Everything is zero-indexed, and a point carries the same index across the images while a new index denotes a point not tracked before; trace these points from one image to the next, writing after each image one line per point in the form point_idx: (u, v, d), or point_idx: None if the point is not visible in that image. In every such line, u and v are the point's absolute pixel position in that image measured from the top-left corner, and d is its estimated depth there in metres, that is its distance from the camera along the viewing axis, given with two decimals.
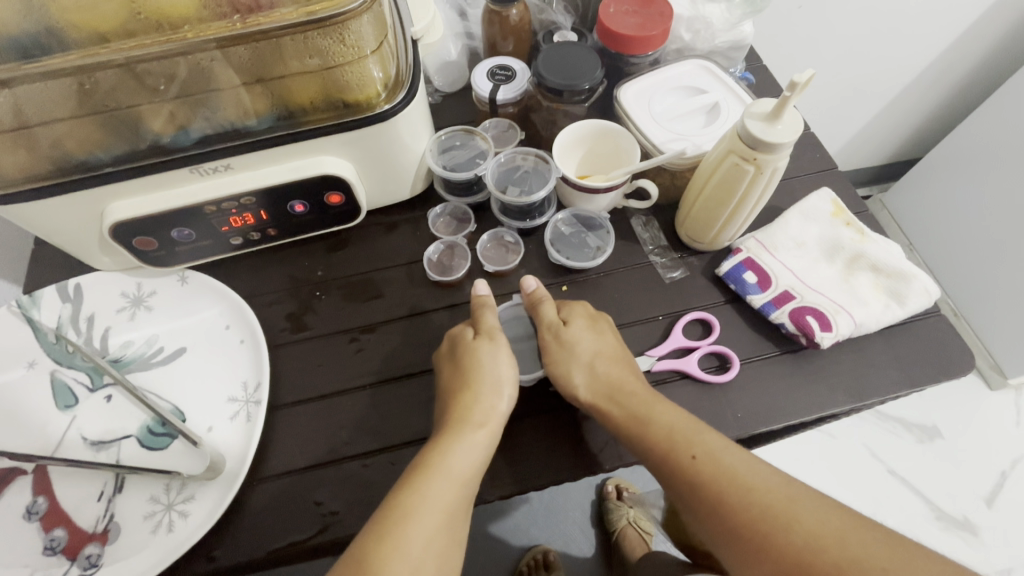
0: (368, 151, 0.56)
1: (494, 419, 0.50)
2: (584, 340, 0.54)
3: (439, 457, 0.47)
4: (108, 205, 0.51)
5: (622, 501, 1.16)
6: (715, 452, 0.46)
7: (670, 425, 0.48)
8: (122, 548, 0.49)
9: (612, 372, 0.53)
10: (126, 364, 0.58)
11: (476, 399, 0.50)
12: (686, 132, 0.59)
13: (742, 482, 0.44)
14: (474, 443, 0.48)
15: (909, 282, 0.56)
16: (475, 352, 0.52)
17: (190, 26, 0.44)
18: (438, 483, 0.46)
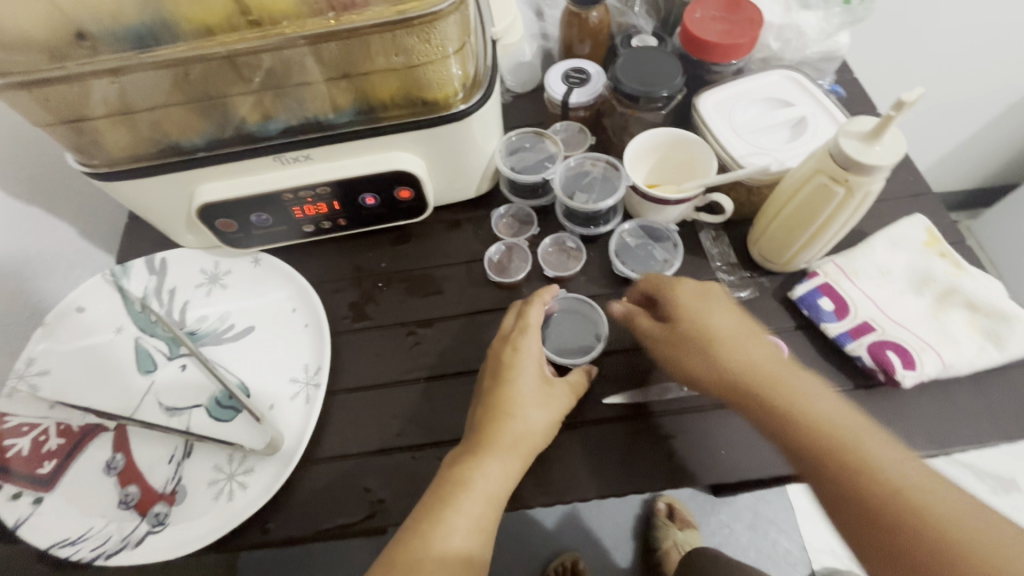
0: (440, 148, 0.57)
1: (531, 443, 0.49)
2: (698, 317, 0.49)
3: (473, 475, 0.46)
4: (197, 186, 0.55)
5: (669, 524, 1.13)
6: (834, 419, 0.42)
7: (804, 400, 0.43)
8: (186, 511, 0.52)
9: (721, 334, 0.49)
10: (200, 337, 0.62)
11: (520, 427, 0.48)
12: (768, 146, 0.56)
13: (859, 448, 0.40)
14: (511, 469, 0.47)
15: (1011, 324, 0.51)
16: (516, 362, 0.51)
17: (287, 21, 0.43)
18: (473, 503, 0.45)
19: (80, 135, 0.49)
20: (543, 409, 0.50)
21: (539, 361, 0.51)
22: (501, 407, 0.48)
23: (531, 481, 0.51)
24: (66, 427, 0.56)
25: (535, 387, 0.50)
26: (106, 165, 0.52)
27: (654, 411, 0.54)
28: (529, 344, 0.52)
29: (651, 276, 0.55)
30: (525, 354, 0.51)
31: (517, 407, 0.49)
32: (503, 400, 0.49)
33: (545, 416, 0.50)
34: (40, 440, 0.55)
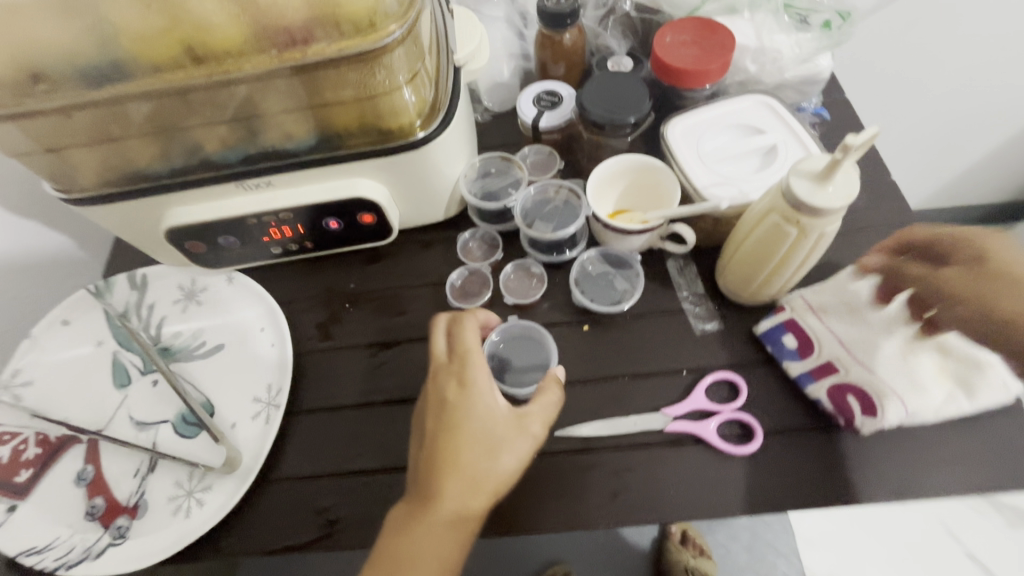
0: (401, 175, 0.57)
1: (485, 492, 0.46)
2: (1010, 256, 0.41)
3: (419, 537, 0.44)
4: (166, 212, 0.56)
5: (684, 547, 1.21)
6: (1006, 259, 0.41)
7: (1012, 261, 0.41)
8: (146, 525, 0.54)
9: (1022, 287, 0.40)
10: (173, 353, 0.64)
11: (466, 481, 0.45)
12: (733, 177, 0.55)
13: (1018, 278, 0.40)
14: (459, 530, 0.45)
15: (984, 373, 0.48)
16: (458, 406, 0.47)
17: (231, 58, 0.44)
18: (421, 567, 0.44)
19: (54, 164, 0.52)
20: (498, 453, 0.47)
21: (484, 401, 0.48)
22: (446, 459, 0.46)
23: None
24: (44, 437, 0.59)
25: (483, 433, 0.47)
26: (76, 193, 0.54)
27: (606, 444, 0.53)
28: (475, 380, 0.48)
29: (909, 231, 0.48)
30: (470, 396, 0.47)
31: (463, 460, 0.46)
32: (447, 453, 0.46)
33: (499, 462, 0.47)
34: (19, 448, 0.58)
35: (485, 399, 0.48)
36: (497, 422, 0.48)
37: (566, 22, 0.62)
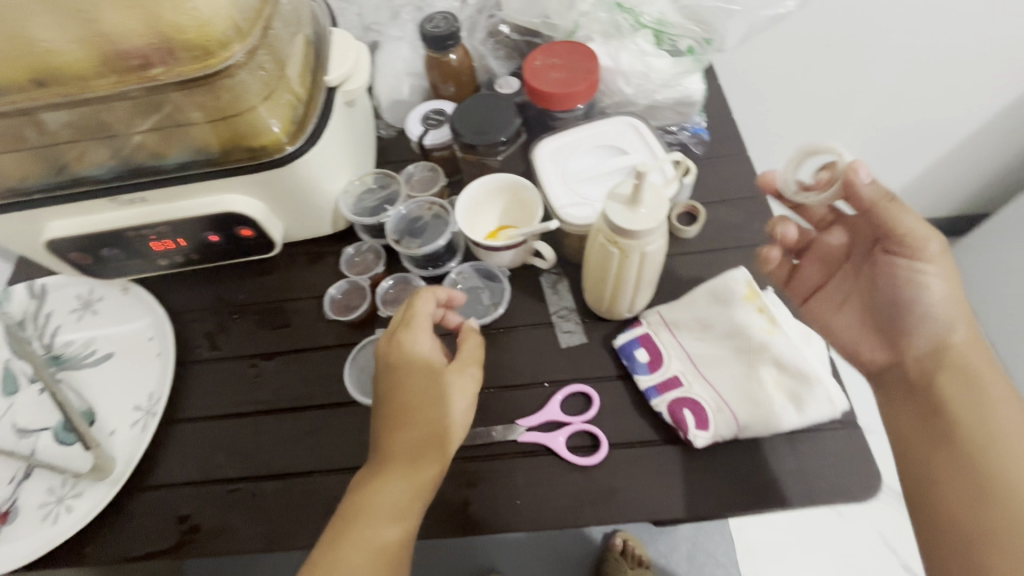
0: (275, 191, 0.59)
1: (442, 445, 0.48)
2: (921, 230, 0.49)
3: (373, 496, 0.45)
4: (44, 225, 0.58)
5: (625, 558, 1.20)
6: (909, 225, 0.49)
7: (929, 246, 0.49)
8: (15, 531, 0.55)
9: (938, 286, 0.49)
10: (64, 361, 0.66)
11: (424, 434, 0.47)
12: (592, 196, 0.57)
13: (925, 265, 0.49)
14: (417, 483, 0.46)
15: (812, 387, 0.51)
16: (410, 364, 0.49)
17: (76, 82, 0.48)
18: (375, 525, 0.44)
19: None
20: (449, 404, 0.49)
21: (434, 357, 0.50)
22: (402, 416, 0.48)
23: None
24: None
25: (434, 387, 0.49)
26: None
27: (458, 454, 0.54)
28: (423, 337, 0.50)
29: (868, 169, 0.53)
30: (421, 354, 0.49)
31: (419, 413, 0.48)
32: (405, 408, 0.48)
33: (450, 413, 0.49)
34: None
35: (431, 353, 0.50)
36: (444, 376, 0.50)
37: (448, 43, 0.64)
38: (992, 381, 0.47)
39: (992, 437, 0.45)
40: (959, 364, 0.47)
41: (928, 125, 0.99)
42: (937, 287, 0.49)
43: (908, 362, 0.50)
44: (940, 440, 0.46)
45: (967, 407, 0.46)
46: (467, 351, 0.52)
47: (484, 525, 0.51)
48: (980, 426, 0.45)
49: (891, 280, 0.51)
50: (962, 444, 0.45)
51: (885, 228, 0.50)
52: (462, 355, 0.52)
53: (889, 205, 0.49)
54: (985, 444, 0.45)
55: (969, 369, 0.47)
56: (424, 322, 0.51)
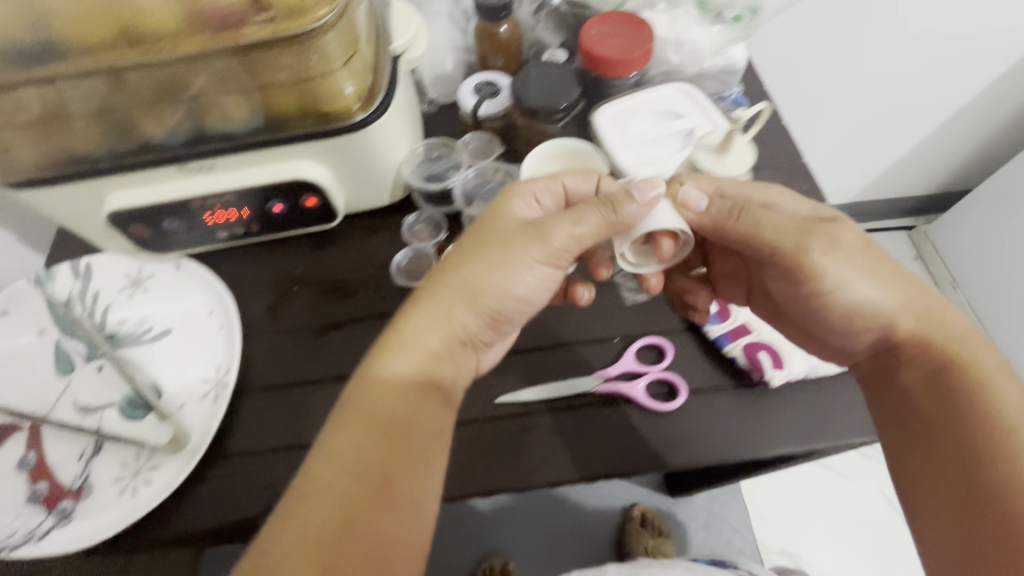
0: (344, 158, 0.59)
1: (437, 347, 0.48)
2: (831, 260, 0.49)
3: (365, 387, 0.46)
4: (107, 195, 0.57)
5: (644, 529, 1.27)
6: (836, 248, 0.49)
7: (839, 262, 0.49)
8: (92, 506, 0.55)
9: (871, 293, 0.49)
10: (119, 339, 0.64)
11: (419, 338, 0.48)
12: (656, 157, 0.59)
13: (856, 260, 0.49)
14: (409, 386, 0.46)
15: None
16: (465, 266, 0.50)
17: (166, 40, 0.49)
18: (371, 420, 0.44)
19: None
20: (492, 280, 0.49)
21: (476, 265, 0.50)
22: (415, 310, 0.49)
23: None
24: None
25: (467, 264, 0.50)
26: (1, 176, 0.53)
27: (542, 407, 0.56)
28: (509, 212, 0.52)
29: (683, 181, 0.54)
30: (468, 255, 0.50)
31: (426, 303, 0.49)
32: (419, 299, 0.49)
33: (491, 294, 0.49)
34: None
35: (510, 224, 0.51)
36: (505, 247, 0.50)
37: (501, 15, 0.65)
38: (995, 371, 0.45)
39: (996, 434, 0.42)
40: (929, 363, 0.47)
41: (926, 104, 1.05)
42: (878, 296, 0.49)
43: (871, 374, 0.52)
44: (916, 449, 0.46)
45: (966, 408, 0.44)
46: (546, 228, 0.49)
47: (574, 470, 0.53)
48: (989, 432, 0.42)
49: (821, 309, 0.51)
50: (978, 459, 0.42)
51: (749, 239, 0.52)
52: (545, 226, 0.50)
53: (741, 217, 0.51)
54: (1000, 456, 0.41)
55: (945, 363, 0.46)
56: (509, 204, 0.52)
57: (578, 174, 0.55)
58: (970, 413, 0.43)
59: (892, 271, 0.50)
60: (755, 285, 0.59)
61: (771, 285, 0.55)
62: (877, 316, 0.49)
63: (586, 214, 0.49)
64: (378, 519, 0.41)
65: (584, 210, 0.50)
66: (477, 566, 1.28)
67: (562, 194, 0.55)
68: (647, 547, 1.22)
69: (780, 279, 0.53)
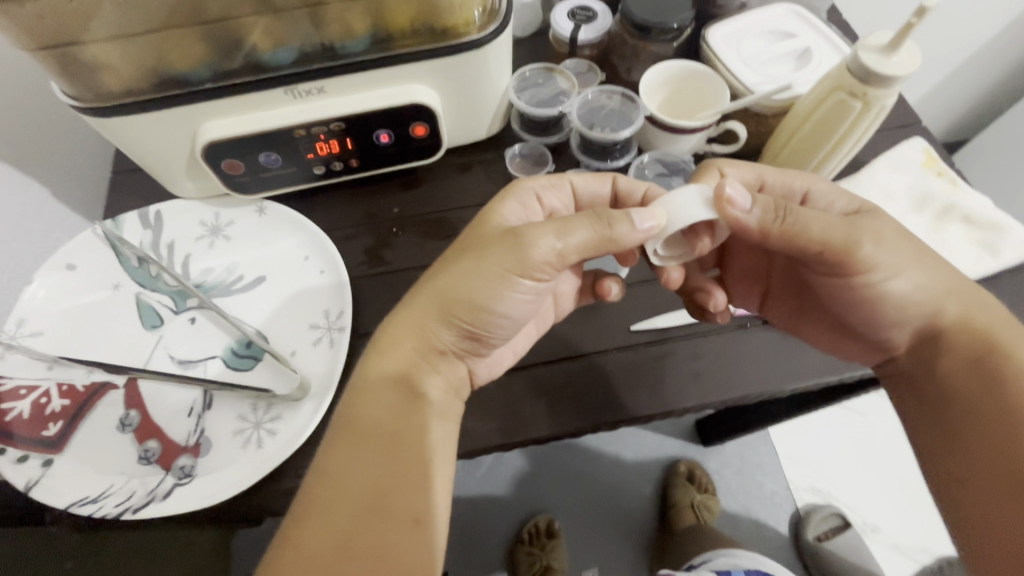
0: (457, 81, 0.55)
1: (413, 356, 0.47)
2: (874, 256, 0.47)
3: (359, 407, 0.44)
4: (201, 124, 0.52)
5: (690, 485, 1.16)
6: (881, 244, 0.47)
7: (883, 253, 0.47)
8: (213, 461, 0.51)
9: (917, 284, 0.49)
10: (208, 289, 0.59)
11: (398, 355, 0.46)
12: (778, 75, 0.58)
13: (906, 253, 0.48)
14: (398, 399, 0.45)
15: (1003, 234, 0.55)
16: (432, 277, 0.47)
17: None
18: (356, 439, 0.43)
19: (75, 63, 0.46)
20: (459, 287, 0.45)
21: (451, 278, 0.46)
22: (386, 327, 0.47)
23: (570, 407, 0.53)
24: (69, 387, 0.53)
25: (445, 275, 0.46)
26: (95, 100, 0.48)
27: (681, 334, 0.57)
28: (501, 217, 0.50)
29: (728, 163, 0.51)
30: (441, 270, 0.47)
31: (401, 324, 0.46)
32: (404, 314, 0.47)
33: (456, 296, 0.45)
34: (42, 402, 0.52)
35: (494, 230, 0.49)
36: (481, 256, 0.46)
37: None
38: None
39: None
40: (968, 349, 0.48)
41: None
42: (919, 285, 0.49)
43: (913, 368, 0.52)
44: (955, 445, 0.48)
45: (1011, 393, 0.46)
46: (526, 237, 0.44)
47: (720, 390, 0.54)
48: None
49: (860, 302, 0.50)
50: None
51: (793, 243, 0.46)
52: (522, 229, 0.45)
53: (786, 220, 0.45)
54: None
55: (984, 350, 0.48)
56: (497, 215, 0.50)
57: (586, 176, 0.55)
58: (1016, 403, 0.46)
59: (936, 258, 0.50)
60: (772, 282, 0.60)
61: (814, 279, 0.52)
62: (920, 309, 0.49)
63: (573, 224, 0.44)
64: (385, 534, 0.40)
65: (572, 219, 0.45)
66: (520, 527, 1.16)
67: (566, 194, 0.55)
68: (694, 502, 1.12)
69: (822, 273, 0.50)
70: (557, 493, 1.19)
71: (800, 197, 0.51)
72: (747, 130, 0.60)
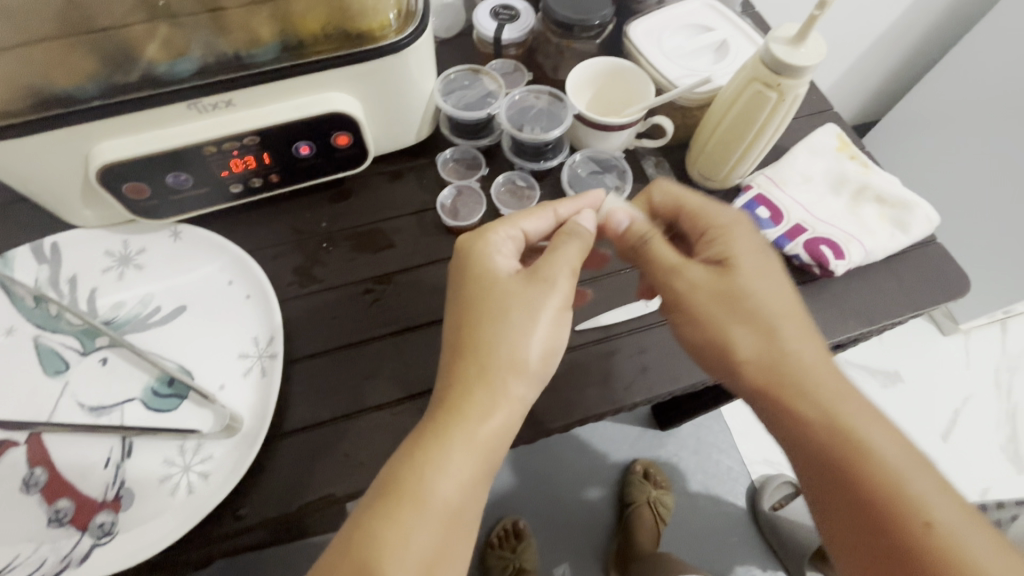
0: (378, 87, 0.53)
1: (509, 427, 0.42)
2: (683, 287, 0.46)
3: (429, 485, 0.38)
4: (94, 146, 0.47)
5: (646, 481, 1.17)
6: (697, 286, 0.46)
7: (696, 292, 0.46)
8: (136, 515, 0.46)
9: (749, 349, 0.44)
10: (120, 325, 0.54)
11: (491, 430, 0.41)
12: (698, 68, 0.59)
13: (728, 299, 0.45)
14: (480, 475, 0.40)
15: (912, 211, 0.58)
16: (494, 332, 0.43)
17: None
18: (422, 517, 0.38)
19: None
20: (525, 350, 0.43)
21: (521, 340, 0.43)
22: (461, 382, 0.42)
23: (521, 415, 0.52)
24: None
25: (510, 337, 0.42)
26: None
27: (626, 329, 0.57)
28: (494, 255, 0.47)
29: (655, 186, 0.52)
30: (502, 324, 0.43)
31: (483, 398, 0.41)
32: (465, 383, 0.42)
33: (524, 359, 0.42)
34: None
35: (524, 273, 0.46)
36: (527, 305, 0.44)
37: None
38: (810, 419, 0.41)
39: (899, 499, 0.38)
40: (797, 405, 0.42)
41: None
42: (750, 343, 0.44)
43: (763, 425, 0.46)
44: (822, 514, 0.42)
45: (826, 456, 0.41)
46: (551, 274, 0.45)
47: (665, 384, 0.54)
48: (877, 491, 0.39)
49: (691, 345, 0.47)
50: (877, 521, 0.39)
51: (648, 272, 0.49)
52: (545, 269, 0.45)
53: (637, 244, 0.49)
54: (915, 525, 0.38)
55: (779, 406, 0.43)
56: (489, 253, 0.47)
57: (532, 215, 0.49)
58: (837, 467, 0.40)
59: (772, 307, 0.45)
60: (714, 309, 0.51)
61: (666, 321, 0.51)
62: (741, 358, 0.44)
63: (560, 246, 0.47)
64: None
65: (557, 244, 0.47)
66: (489, 533, 1.14)
67: (534, 236, 0.50)
68: (649, 499, 1.13)
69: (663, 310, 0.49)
70: (522, 495, 1.19)
71: (702, 233, 0.50)
72: (673, 124, 0.61)
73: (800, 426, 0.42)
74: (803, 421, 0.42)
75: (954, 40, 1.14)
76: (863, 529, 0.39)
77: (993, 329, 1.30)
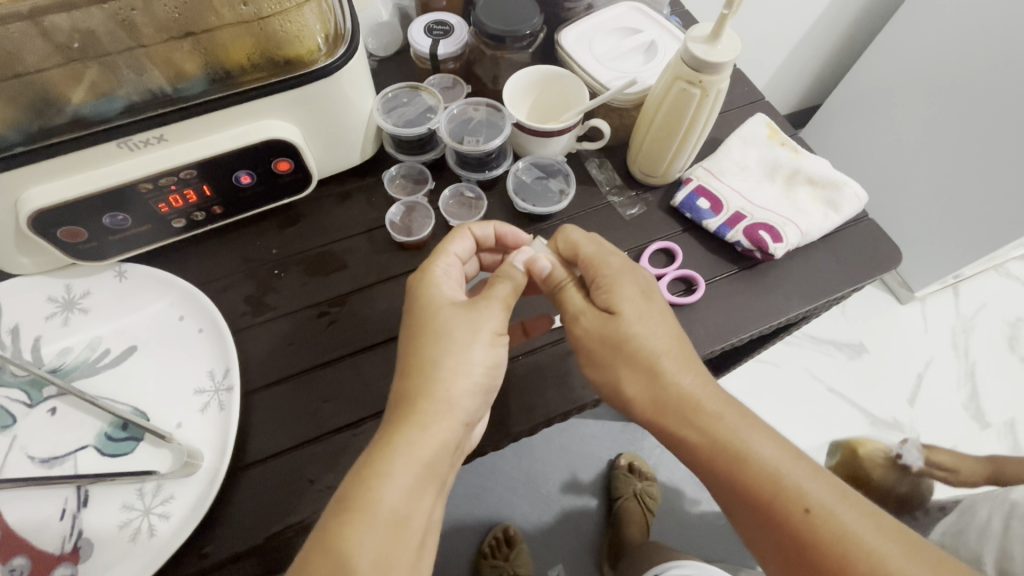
0: (314, 112, 0.53)
1: (455, 433, 0.42)
2: (581, 333, 0.48)
3: (375, 493, 0.38)
4: (23, 192, 0.46)
5: (632, 475, 1.18)
6: (594, 332, 0.47)
7: (592, 340, 0.48)
8: (98, 565, 0.45)
9: (635, 390, 0.46)
10: (68, 372, 0.53)
11: (437, 438, 0.41)
12: (629, 70, 0.61)
13: (616, 343, 0.47)
14: (424, 480, 0.40)
15: (842, 190, 0.61)
16: (438, 354, 0.43)
17: None
18: (370, 528, 0.38)
19: None
20: (465, 369, 0.43)
21: (464, 362, 0.43)
22: (409, 402, 0.42)
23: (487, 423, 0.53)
24: None
25: (451, 355, 0.43)
26: None
27: None
28: (439, 283, 0.48)
29: (561, 234, 0.53)
30: (446, 345, 0.44)
31: (425, 411, 0.42)
32: (409, 399, 0.42)
33: (466, 376, 0.43)
34: None
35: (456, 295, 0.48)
36: (461, 323, 0.45)
37: None
38: (703, 445, 0.44)
39: (782, 495, 0.42)
40: (692, 437, 0.45)
41: None
42: (640, 385, 0.46)
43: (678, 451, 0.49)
44: (741, 523, 0.45)
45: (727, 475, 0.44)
46: (486, 300, 0.47)
47: None
48: (770, 496, 0.42)
49: (597, 389, 0.49)
50: (782, 523, 0.42)
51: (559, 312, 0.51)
52: (481, 300, 0.47)
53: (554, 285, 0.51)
54: (797, 513, 0.42)
55: (679, 440, 0.45)
56: (432, 282, 0.48)
57: (455, 239, 0.51)
58: (737, 484, 0.43)
59: (658, 345, 0.46)
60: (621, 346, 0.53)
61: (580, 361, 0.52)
62: (637, 400, 0.46)
63: (496, 284, 0.48)
64: None
65: (493, 282, 0.49)
66: (481, 542, 1.14)
67: (463, 258, 0.52)
68: (636, 492, 1.14)
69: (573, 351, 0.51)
70: (511, 500, 1.19)
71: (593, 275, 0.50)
72: (611, 125, 0.63)
73: (695, 454, 0.45)
74: (699, 450, 0.45)
75: (881, 24, 1.19)
76: (763, 526, 0.43)
77: (948, 295, 1.36)
